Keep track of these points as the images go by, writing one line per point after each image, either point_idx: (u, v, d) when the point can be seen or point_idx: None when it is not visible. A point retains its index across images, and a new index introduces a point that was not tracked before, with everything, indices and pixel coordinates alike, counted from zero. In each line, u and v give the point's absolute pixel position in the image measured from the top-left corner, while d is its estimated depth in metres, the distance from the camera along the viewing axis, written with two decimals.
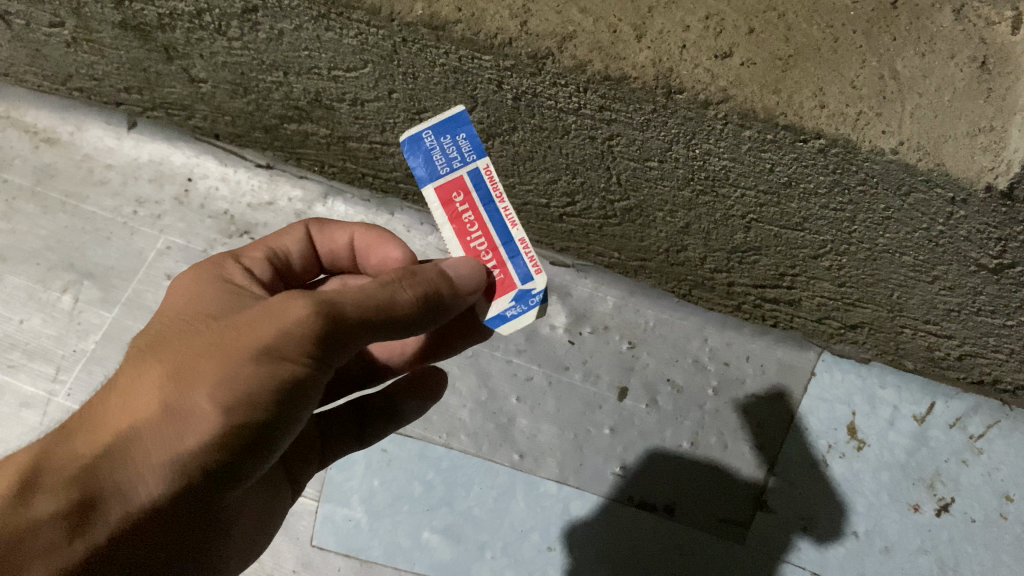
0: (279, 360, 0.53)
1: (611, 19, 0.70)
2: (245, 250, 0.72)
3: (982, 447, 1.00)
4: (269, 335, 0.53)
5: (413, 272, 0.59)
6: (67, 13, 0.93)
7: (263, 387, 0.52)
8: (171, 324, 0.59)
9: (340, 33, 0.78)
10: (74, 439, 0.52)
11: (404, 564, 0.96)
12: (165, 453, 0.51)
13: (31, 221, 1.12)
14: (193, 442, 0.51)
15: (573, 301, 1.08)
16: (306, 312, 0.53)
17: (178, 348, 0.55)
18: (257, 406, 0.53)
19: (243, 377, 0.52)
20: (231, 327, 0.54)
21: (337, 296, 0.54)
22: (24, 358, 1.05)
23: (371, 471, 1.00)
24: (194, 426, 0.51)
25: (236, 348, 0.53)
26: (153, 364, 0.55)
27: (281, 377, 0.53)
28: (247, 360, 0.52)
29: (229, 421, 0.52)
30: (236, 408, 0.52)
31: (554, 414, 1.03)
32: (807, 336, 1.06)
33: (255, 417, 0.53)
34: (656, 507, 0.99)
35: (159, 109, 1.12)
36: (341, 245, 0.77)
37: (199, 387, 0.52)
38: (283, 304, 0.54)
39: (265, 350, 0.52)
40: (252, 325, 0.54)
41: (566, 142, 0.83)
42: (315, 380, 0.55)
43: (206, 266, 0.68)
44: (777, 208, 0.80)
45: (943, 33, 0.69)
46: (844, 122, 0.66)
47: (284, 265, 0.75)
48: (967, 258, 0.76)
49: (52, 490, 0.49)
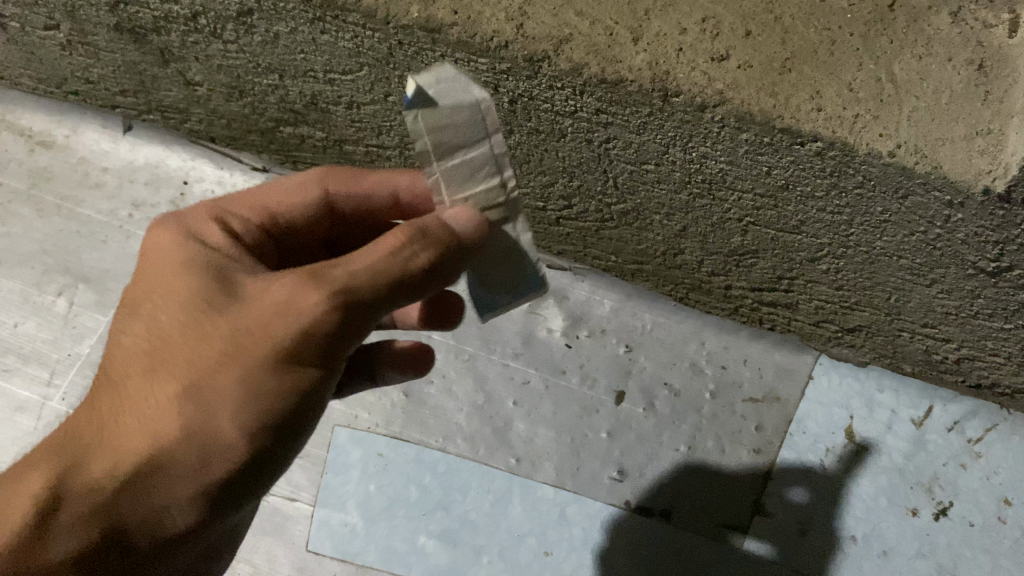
0: (302, 369, 0.53)
1: (608, 22, 0.70)
2: (236, 209, 0.67)
3: (980, 451, 0.99)
4: (285, 345, 0.52)
5: (418, 231, 0.53)
6: (63, 16, 0.93)
7: (285, 400, 0.53)
8: (169, 316, 0.56)
9: (335, 35, 0.78)
10: (97, 464, 0.54)
11: (401, 569, 0.96)
12: (194, 477, 0.53)
13: (26, 224, 1.12)
14: (221, 463, 0.53)
15: (571, 304, 1.08)
16: (321, 315, 0.51)
17: (186, 358, 0.54)
18: (282, 420, 0.54)
19: (266, 395, 0.52)
20: (241, 330, 0.53)
21: (350, 287, 0.52)
22: (18, 362, 1.04)
23: (367, 475, 1.00)
24: (222, 450, 0.53)
25: (251, 362, 0.52)
26: (163, 377, 0.54)
27: (303, 386, 0.53)
28: (266, 375, 0.52)
29: (255, 438, 0.53)
30: (261, 426, 0.53)
31: (552, 417, 1.02)
32: (806, 339, 1.05)
33: (279, 431, 0.54)
34: (654, 511, 0.98)
35: (155, 112, 1.11)
36: (377, 199, 0.73)
37: (221, 411, 0.52)
38: (295, 305, 0.52)
39: (285, 362, 0.52)
40: (264, 333, 0.52)
41: (563, 144, 0.83)
42: (334, 373, 0.56)
43: (183, 220, 0.63)
44: (773, 212, 0.80)
45: (940, 36, 0.69)
46: (841, 125, 0.66)
47: (283, 226, 0.70)
48: (966, 262, 0.76)
49: (91, 522, 0.53)
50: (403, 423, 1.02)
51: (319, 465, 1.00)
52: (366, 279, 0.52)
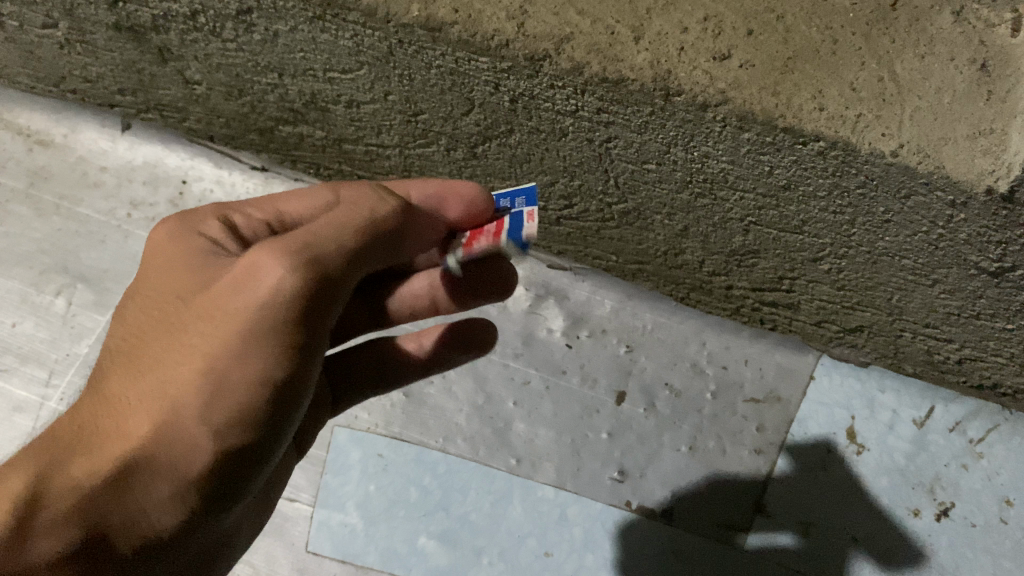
0: (265, 353, 0.52)
1: (609, 21, 0.70)
2: (242, 207, 0.68)
3: (982, 452, 0.99)
4: (249, 325, 0.52)
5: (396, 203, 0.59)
6: (61, 14, 0.92)
7: (253, 389, 0.52)
8: (156, 312, 0.58)
9: (335, 34, 0.78)
10: (70, 463, 0.54)
11: (401, 570, 0.95)
12: (162, 479, 0.52)
13: (24, 223, 1.12)
14: (188, 465, 0.52)
15: (571, 304, 1.08)
16: (285, 287, 0.52)
17: (165, 354, 0.55)
18: (251, 414, 0.52)
19: (231, 387, 0.52)
20: (212, 315, 0.54)
21: (318, 252, 0.53)
22: (16, 362, 1.04)
23: (367, 476, 0.99)
24: (188, 447, 0.52)
25: (218, 348, 0.52)
26: (140, 374, 0.55)
27: (270, 375, 0.52)
28: (231, 363, 0.52)
29: (223, 437, 0.52)
30: (229, 422, 0.52)
31: (552, 418, 1.02)
32: (807, 340, 1.05)
33: (249, 429, 0.52)
34: (655, 511, 0.98)
35: (154, 111, 1.11)
36: None
37: (190, 406, 0.52)
38: (260, 279, 0.53)
39: (251, 345, 0.52)
40: (228, 315, 0.53)
41: (564, 144, 0.83)
42: (309, 361, 0.54)
43: (189, 220, 0.65)
44: (775, 211, 0.80)
45: (942, 35, 0.69)
46: (843, 124, 0.66)
47: (292, 229, 0.67)
48: (967, 262, 0.75)
49: (58, 525, 0.52)
50: (403, 423, 1.02)
51: (318, 465, 0.99)
52: (331, 246, 0.55)
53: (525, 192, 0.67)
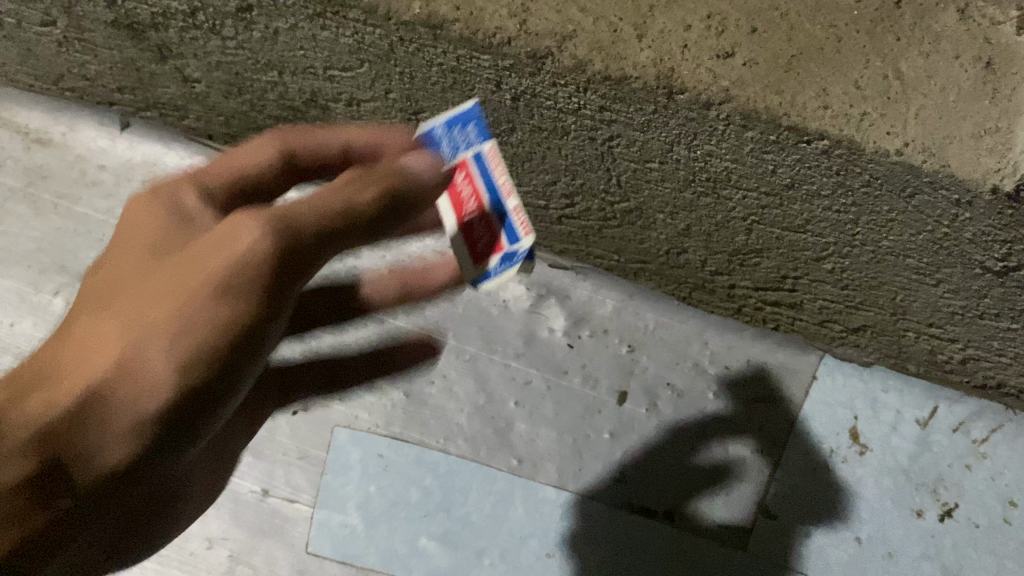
0: (236, 302, 0.51)
1: (611, 19, 0.69)
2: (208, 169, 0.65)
3: (986, 452, 0.99)
4: (222, 271, 0.51)
5: (370, 170, 0.56)
6: (59, 12, 0.92)
7: (219, 333, 0.51)
8: (133, 278, 0.56)
9: (335, 31, 0.77)
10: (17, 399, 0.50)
11: (402, 572, 0.95)
12: (114, 416, 0.50)
13: (24, 222, 1.11)
14: (145, 406, 0.50)
15: (572, 303, 1.07)
16: (259, 240, 0.51)
17: (134, 296, 0.54)
18: (213, 357, 0.51)
19: (197, 328, 0.50)
20: (189, 272, 0.53)
21: (297, 213, 0.52)
22: (15, 362, 1.03)
23: (367, 476, 0.99)
24: (147, 385, 0.50)
25: (188, 294, 0.51)
26: (109, 316, 0.54)
27: (237, 322, 0.51)
28: (198, 307, 0.51)
29: (184, 377, 0.51)
30: (189, 363, 0.50)
31: (553, 418, 1.01)
32: (809, 339, 1.04)
33: (210, 373, 0.51)
34: (655, 511, 0.98)
35: (153, 109, 1.10)
36: (327, 147, 0.68)
37: (153, 345, 0.50)
38: (236, 232, 0.52)
39: (220, 291, 0.51)
40: (204, 263, 0.52)
41: (566, 142, 0.82)
42: (275, 316, 0.53)
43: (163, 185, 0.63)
44: (778, 210, 0.79)
45: (948, 33, 0.68)
46: (848, 123, 0.66)
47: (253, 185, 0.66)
48: (972, 261, 0.75)
49: None
50: (404, 423, 1.01)
51: (318, 466, 0.99)
52: (312, 206, 0.53)
53: (471, 114, 0.63)
